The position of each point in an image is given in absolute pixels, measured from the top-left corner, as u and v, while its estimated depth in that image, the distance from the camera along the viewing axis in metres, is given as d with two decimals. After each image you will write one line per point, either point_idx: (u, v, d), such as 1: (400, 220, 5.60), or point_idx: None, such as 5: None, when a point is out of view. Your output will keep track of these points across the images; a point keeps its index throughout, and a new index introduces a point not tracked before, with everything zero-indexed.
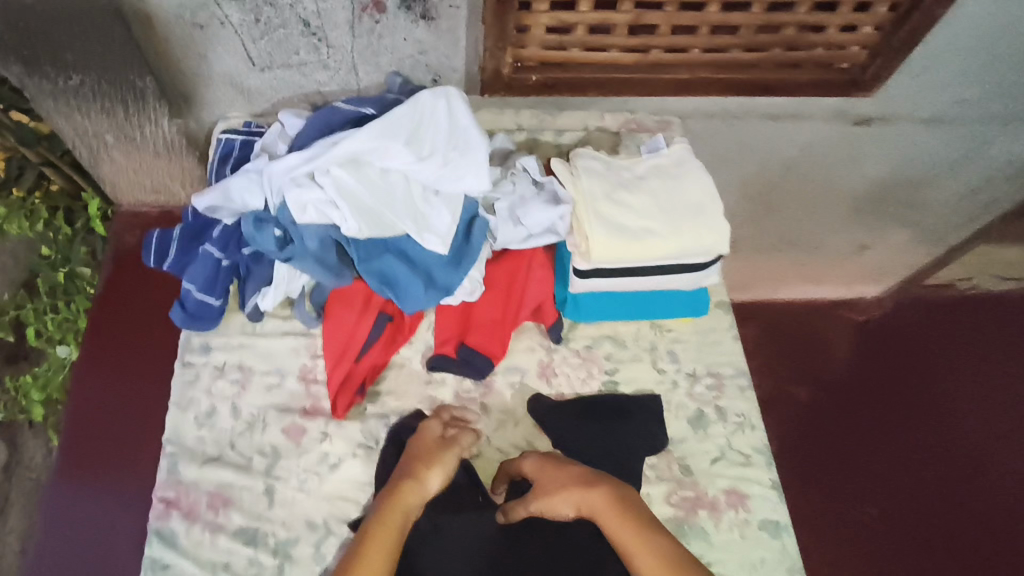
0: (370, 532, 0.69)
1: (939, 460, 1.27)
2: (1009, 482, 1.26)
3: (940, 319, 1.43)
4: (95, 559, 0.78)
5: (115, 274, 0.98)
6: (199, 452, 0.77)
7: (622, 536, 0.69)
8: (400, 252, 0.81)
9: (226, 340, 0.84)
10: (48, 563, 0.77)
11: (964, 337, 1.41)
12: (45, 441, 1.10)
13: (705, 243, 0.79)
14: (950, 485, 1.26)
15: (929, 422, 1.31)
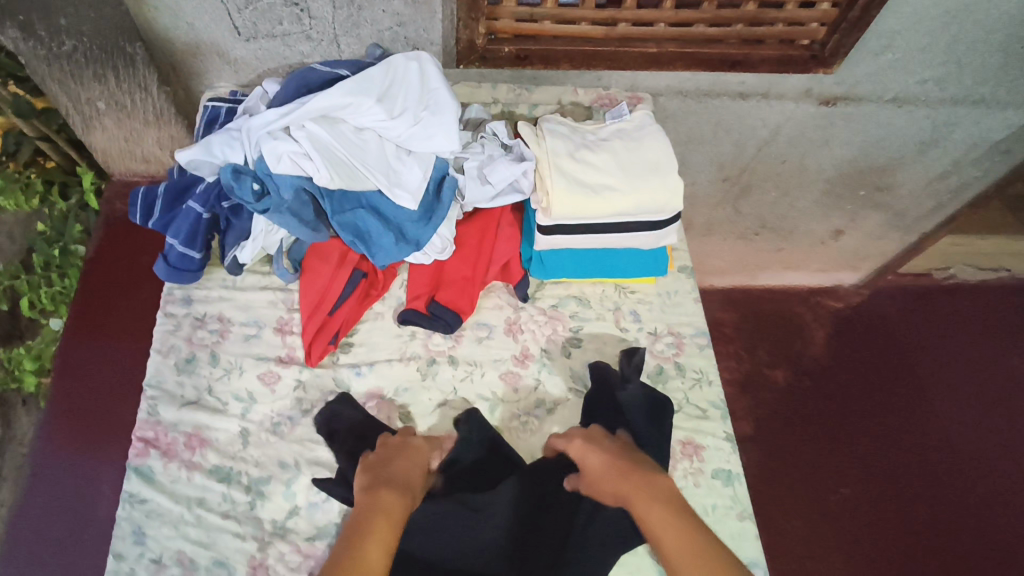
0: (370, 525, 0.68)
1: (880, 431, 1.59)
2: (934, 447, 1.58)
3: (890, 321, 1.74)
4: (80, 507, 0.91)
5: (98, 257, 1.12)
6: (178, 396, 0.82)
7: (651, 514, 0.70)
8: (372, 208, 0.82)
9: (207, 293, 0.89)
10: (38, 510, 0.91)
11: (904, 335, 1.72)
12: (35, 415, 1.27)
13: (660, 200, 0.82)
14: (889, 452, 1.56)
15: (876, 402, 1.62)
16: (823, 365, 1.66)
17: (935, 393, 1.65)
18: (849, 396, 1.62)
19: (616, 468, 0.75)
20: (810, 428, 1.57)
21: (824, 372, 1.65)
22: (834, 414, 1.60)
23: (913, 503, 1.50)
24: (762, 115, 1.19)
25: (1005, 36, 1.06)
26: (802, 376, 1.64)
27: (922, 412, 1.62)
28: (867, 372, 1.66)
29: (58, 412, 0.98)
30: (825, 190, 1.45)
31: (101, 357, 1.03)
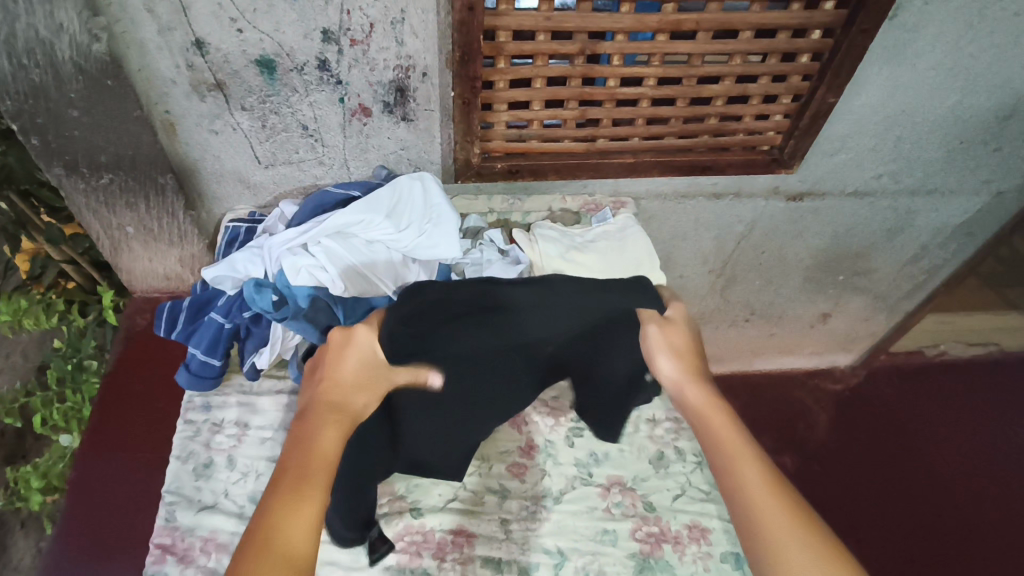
0: (322, 407, 0.62)
1: (899, 517, 1.55)
2: (958, 536, 1.53)
3: (887, 403, 1.79)
4: None
5: (116, 368, 1.17)
6: (196, 499, 0.85)
7: (691, 397, 0.72)
8: None
9: (225, 398, 0.94)
10: None
11: (905, 418, 1.75)
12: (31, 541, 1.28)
13: None
14: (911, 537, 1.52)
15: (891, 488, 1.61)
16: (828, 448, 1.68)
17: (946, 472, 1.65)
18: (860, 479, 1.62)
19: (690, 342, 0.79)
20: (829, 509, 1.56)
21: (831, 457, 1.66)
22: (849, 495, 1.59)
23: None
24: (737, 212, 1.29)
25: (944, 135, 1.18)
26: (809, 459, 1.65)
27: (936, 492, 1.61)
28: (872, 455, 1.67)
29: (71, 529, 0.99)
30: (806, 278, 1.52)
31: (114, 470, 1.05)
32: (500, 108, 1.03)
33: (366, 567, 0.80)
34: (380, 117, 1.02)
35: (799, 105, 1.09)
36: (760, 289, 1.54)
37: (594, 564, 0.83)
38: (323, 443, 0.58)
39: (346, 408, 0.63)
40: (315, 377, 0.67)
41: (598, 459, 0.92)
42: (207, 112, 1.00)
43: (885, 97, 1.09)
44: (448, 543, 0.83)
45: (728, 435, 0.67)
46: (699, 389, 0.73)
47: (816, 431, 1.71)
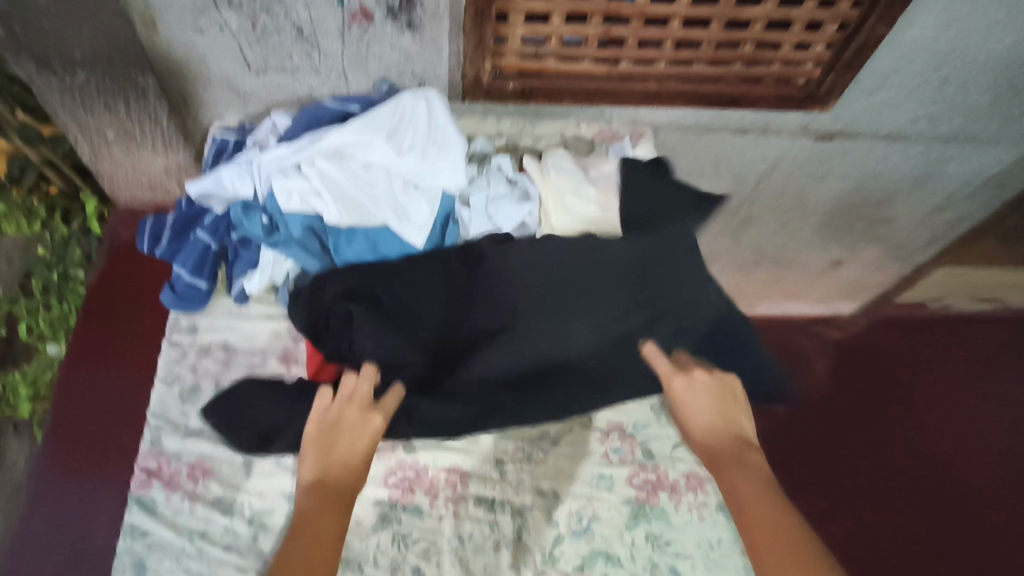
0: (323, 479, 0.66)
1: (887, 471, 1.48)
2: (942, 491, 1.48)
3: (884, 348, 1.69)
4: (73, 541, 0.90)
5: (101, 283, 1.12)
6: (183, 424, 0.82)
7: (735, 483, 0.67)
8: (375, 247, 0.84)
9: (213, 321, 0.89)
10: (30, 545, 0.90)
11: (902, 366, 1.66)
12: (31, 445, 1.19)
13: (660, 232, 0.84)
14: (896, 492, 1.45)
15: (880, 441, 1.53)
16: (831, 414, 1.54)
17: (943, 434, 1.58)
18: (860, 446, 1.51)
19: (719, 408, 0.75)
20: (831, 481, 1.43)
21: (833, 421, 1.53)
22: (851, 464, 1.47)
23: (950, 557, 1.39)
24: (761, 150, 1.21)
25: (995, 77, 1.09)
26: (811, 421, 1.51)
27: (931, 454, 1.54)
28: (873, 418, 1.56)
29: (60, 444, 0.97)
30: (823, 222, 1.46)
31: (101, 388, 1.02)
32: (516, 20, 0.93)
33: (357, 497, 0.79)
34: (383, 23, 0.93)
35: (845, 35, 0.99)
36: (773, 232, 1.48)
37: (588, 509, 0.82)
38: (325, 521, 0.62)
39: (347, 479, 0.67)
40: (308, 447, 0.69)
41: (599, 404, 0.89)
42: (192, 7, 0.90)
43: (940, 31, 0.99)
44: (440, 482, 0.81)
45: (756, 503, 0.65)
46: (721, 450, 0.72)
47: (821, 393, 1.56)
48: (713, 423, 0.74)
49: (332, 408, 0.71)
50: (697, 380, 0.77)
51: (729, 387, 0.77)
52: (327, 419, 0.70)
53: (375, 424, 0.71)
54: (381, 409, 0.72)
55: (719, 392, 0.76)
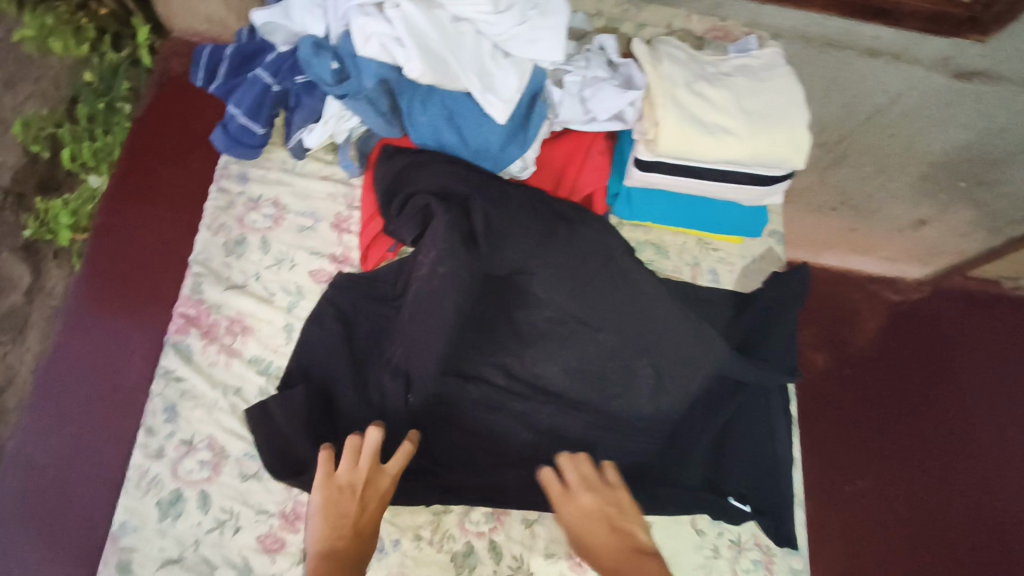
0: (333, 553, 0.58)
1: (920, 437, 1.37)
2: (983, 470, 1.36)
3: (960, 312, 1.51)
4: (106, 377, 0.88)
5: (147, 117, 1.05)
6: (225, 276, 0.77)
7: None
8: (451, 118, 0.76)
9: (265, 173, 0.83)
10: (60, 372, 0.88)
11: (975, 336, 1.49)
12: (68, 270, 1.06)
13: (781, 154, 0.70)
14: (923, 461, 1.35)
15: (923, 406, 1.40)
16: (871, 378, 1.41)
17: (1001, 425, 1.41)
18: (894, 419, 1.38)
19: (601, 526, 0.63)
20: (843, 446, 1.34)
21: (871, 386, 1.40)
22: (874, 435, 1.36)
23: (967, 536, 1.30)
24: (884, 80, 1.07)
25: None
26: (843, 380, 1.40)
27: (979, 443, 1.38)
28: (921, 393, 1.41)
29: (94, 279, 0.94)
30: (925, 176, 1.29)
31: (143, 230, 0.97)
32: None
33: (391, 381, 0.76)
34: None
35: None
36: (868, 179, 1.32)
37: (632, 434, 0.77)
38: None
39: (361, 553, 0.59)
40: (313, 520, 0.60)
41: None
42: None
43: None
44: (480, 375, 0.76)
45: None
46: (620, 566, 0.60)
47: (867, 354, 1.43)
48: (609, 547, 0.62)
49: (340, 476, 0.63)
50: (585, 497, 0.65)
51: (618, 497, 0.66)
52: (338, 487, 0.62)
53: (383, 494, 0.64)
54: (386, 473, 0.64)
55: (606, 506, 0.65)
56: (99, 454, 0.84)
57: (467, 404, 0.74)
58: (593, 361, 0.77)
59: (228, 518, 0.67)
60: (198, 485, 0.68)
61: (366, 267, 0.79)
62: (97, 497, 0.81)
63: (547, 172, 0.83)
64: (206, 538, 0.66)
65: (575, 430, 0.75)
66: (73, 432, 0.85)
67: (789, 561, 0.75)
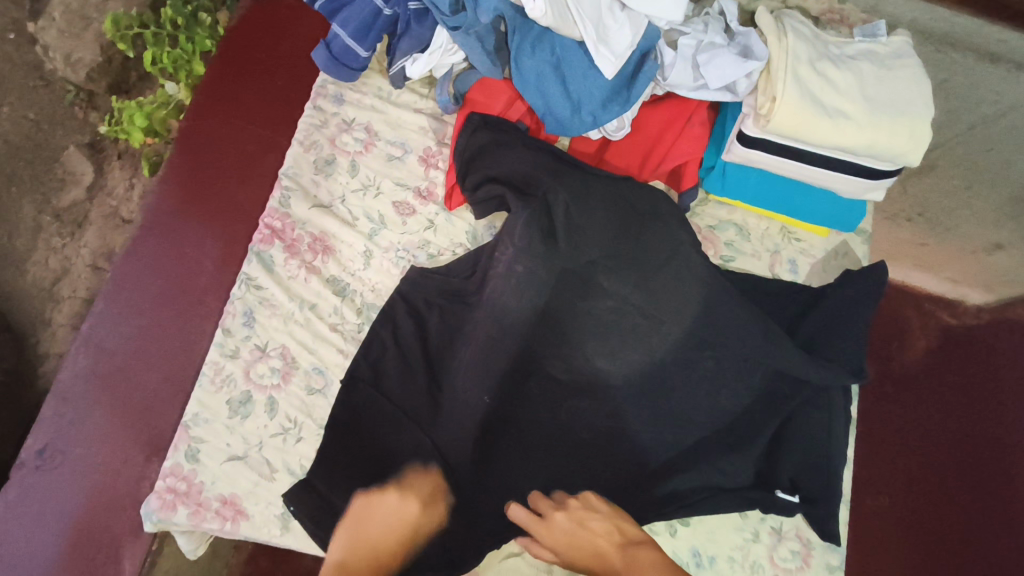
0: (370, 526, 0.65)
1: None
2: None
3: None
4: (175, 283, 0.86)
5: (243, 22, 1.01)
6: (312, 195, 0.78)
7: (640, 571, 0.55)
8: (558, 66, 0.75)
9: (360, 98, 0.83)
10: (132, 271, 0.87)
11: None
12: (129, 175, 1.08)
13: (895, 148, 0.69)
14: None
15: None
16: (1007, 455, 1.09)
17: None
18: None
19: (587, 536, 0.60)
20: (949, 534, 1.05)
21: (1007, 466, 1.09)
22: (997, 528, 1.05)
23: None
24: None
25: None
26: (971, 453, 1.09)
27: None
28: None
29: (180, 175, 0.92)
30: None
31: (229, 136, 0.94)
32: None
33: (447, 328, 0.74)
34: None
35: None
36: None
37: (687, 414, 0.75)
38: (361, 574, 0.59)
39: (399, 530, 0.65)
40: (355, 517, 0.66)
41: None
42: None
43: None
44: (544, 332, 0.74)
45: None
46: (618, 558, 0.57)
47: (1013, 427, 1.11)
48: (592, 556, 0.59)
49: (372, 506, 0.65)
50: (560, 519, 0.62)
51: (592, 506, 0.63)
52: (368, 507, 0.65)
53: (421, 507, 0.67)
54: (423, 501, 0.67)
55: (580, 514, 0.62)
56: (167, 353, 0.83)
57: (531, 354, 0.74)
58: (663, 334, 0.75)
59: (292, 426, 0.70)
60: (267, 391, 0.71)
61: (449, 205, 0.79)
62: (161, 396, 0.81)
63: (641, 137, 0.81)
64: (271, 441, 0.69)
65: (629, 396, 0.74)
66: (141, 328, 0.84)
67: (826, 557, 0.74)
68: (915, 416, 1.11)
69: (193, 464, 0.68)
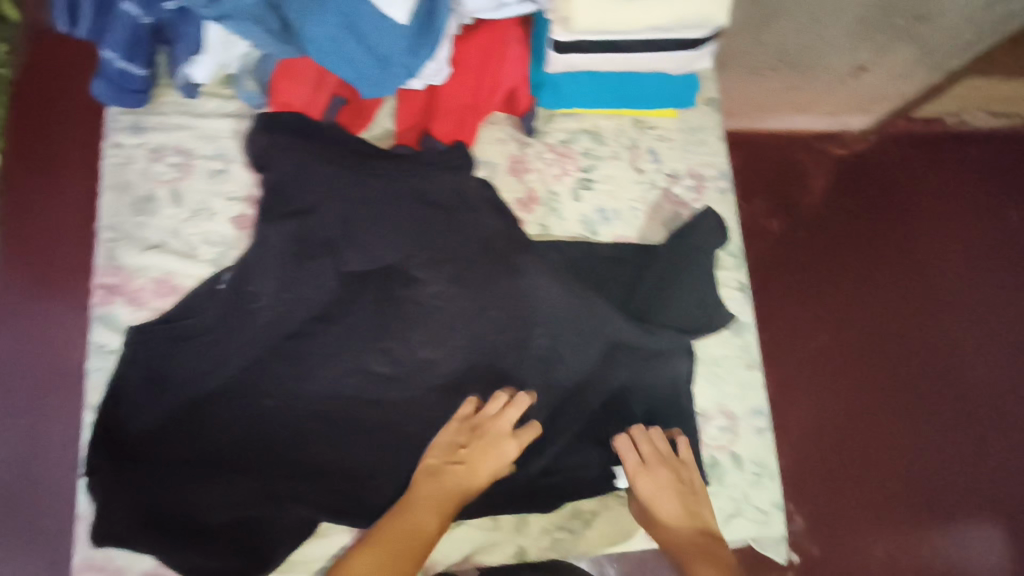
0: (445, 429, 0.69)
1: (900, 310, 1.16)
2: (977, 344, 1.15)
3: (933, 153, 1.27)
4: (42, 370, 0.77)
5: (24, 74, 0.88)
6: (140, 238, 0.72)
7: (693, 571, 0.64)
8: (352, 26, 0.68)
9: (161, 119, 0.76)
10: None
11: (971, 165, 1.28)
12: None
13: (703, 12, 0.66)
14: (909, 340, 1.14)
15: (896, 272, 1.18)
16: (865, 273, 1.17)
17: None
18: (936, 316, 1.17)
19: (670, 510, 0.68)
20: (839, 359, 1.11)
21: (864, 280, 1.16)
22: (889, 350, 1.13)
23: (959, 423, 1.10)
24: None
25: None
26: (845, 285, 1.15)
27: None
28: (968, 284, 1.20)
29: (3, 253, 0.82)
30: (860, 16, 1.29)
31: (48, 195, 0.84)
32: None
33: (325, 324, 0.71)
34: None
35: None
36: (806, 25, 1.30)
37: (586, 337, 0.72)
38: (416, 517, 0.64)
39: (488, 448, 0.67)
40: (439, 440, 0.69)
41: (607, 218, 0.80)
42: None
43: None
44: (410, 296, 0.72)
45: None
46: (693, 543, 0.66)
47: (905, 241, 1.20)
48: (675, 525, 0.68)
49: (473, 419, 0.69)
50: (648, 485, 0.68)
51: (689, 480, 0.70)
52: (468, 425, 0.69)
53: (505, 426, 0.68)
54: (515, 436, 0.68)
55: (680, 487, 0.69)
56: (57, 447, 0.75)
57: (407, 312, 0.72)
58: (541, 260, 0.73)
59: None
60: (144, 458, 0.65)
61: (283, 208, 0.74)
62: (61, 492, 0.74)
63: (467, 70, 0.76)
64: None
65: (522, 337, 0.73)
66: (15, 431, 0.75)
67: (753, 422, 0.77)
68: (819, 250, 1.17)
69: (104, 550, 0.65)
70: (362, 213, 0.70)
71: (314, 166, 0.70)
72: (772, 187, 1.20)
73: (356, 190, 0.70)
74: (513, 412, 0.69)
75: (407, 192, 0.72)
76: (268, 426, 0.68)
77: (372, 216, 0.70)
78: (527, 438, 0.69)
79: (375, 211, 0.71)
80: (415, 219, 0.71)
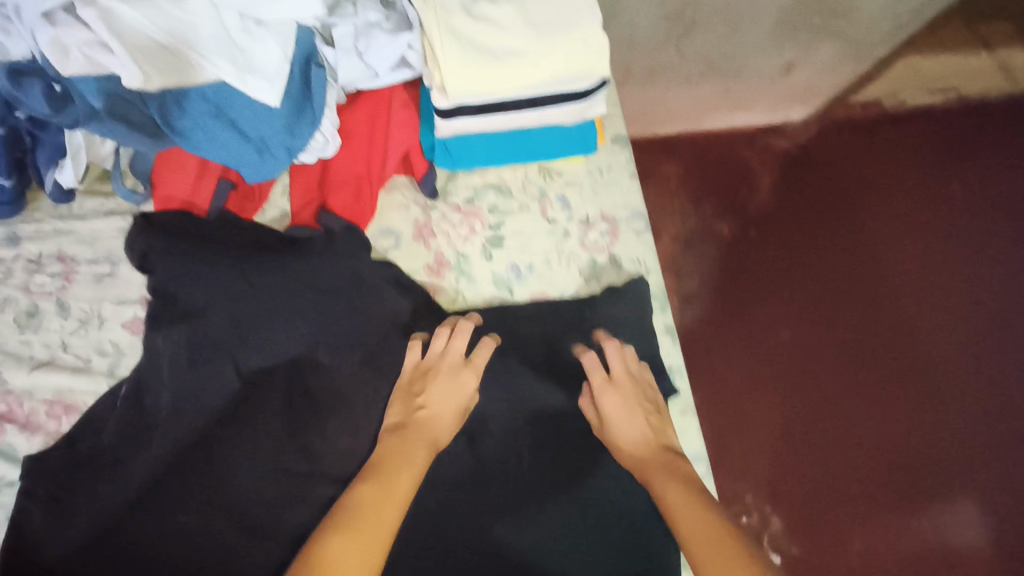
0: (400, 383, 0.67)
1: (847, 306, 1.17)
2: (924, 332, 1.17)
3: (868, 144, 1.28)
4: None
5: None
6: (26, 357, 0.68)
7: (670, 499, 0.59)
8: (224, 114, 0.66)
9: (38, 227, 0.72)
10: None
11: (908, 151, 1.29)
12: None
13: (582, 66, 0.65)
14: (859, 334, 1.15)
15: (841, 269, 1.19)
16: (808, 272, 1.18)
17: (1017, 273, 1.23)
18: (898, 303, 1.18)
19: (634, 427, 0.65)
20: (790, 362, 1.12)
21: (808, 278, 1.17)
22: (839, 350, 1.14)
23: (916, 414, 1.11)
24: None
25: None
26: (790, 286, 1.16)
27: (995, 305, 1.20)
28: (915, 273, 1.21)
29: None
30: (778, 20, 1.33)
31: None
32: None
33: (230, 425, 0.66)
34: None
35: None
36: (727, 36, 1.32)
37: (506, 405, 0.69)
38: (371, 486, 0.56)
39: (443, 371, 0.66)
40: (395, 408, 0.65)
41: (520, 274, 0.77)
42: None
43: None
44: (319, 383, 0.68)
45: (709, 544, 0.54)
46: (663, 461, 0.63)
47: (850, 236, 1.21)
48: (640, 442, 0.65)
49: (423, 362, 0.67)
50: (612, 401, 0.67)
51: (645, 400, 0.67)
52: (419, 368, 0.67)
53: (460, 367, 0.67)
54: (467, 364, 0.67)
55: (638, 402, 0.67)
56: None
57: (316, 401, 0.68)
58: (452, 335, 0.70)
59: None
60: None
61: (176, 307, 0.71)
62: None
63: (356, 140, 0.75)
64: None
65: None
66: None
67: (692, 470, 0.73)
68: (764, 255, 1.18)
69: None
70: (254, 304, 0.67)
71: (196, 266, 0.66)
72: (721, 194, 1.21)
73: (246, 284, 0.67)
74: (460, 346, 0.67)
75: (300, 278, 0.68)
76: (178, 542, 0.62)
77: (265, 307, 0.67)
78: (482, 363, 0.67)
79: (268, 303, 0.67)
80: (313, 305, 0.68)
